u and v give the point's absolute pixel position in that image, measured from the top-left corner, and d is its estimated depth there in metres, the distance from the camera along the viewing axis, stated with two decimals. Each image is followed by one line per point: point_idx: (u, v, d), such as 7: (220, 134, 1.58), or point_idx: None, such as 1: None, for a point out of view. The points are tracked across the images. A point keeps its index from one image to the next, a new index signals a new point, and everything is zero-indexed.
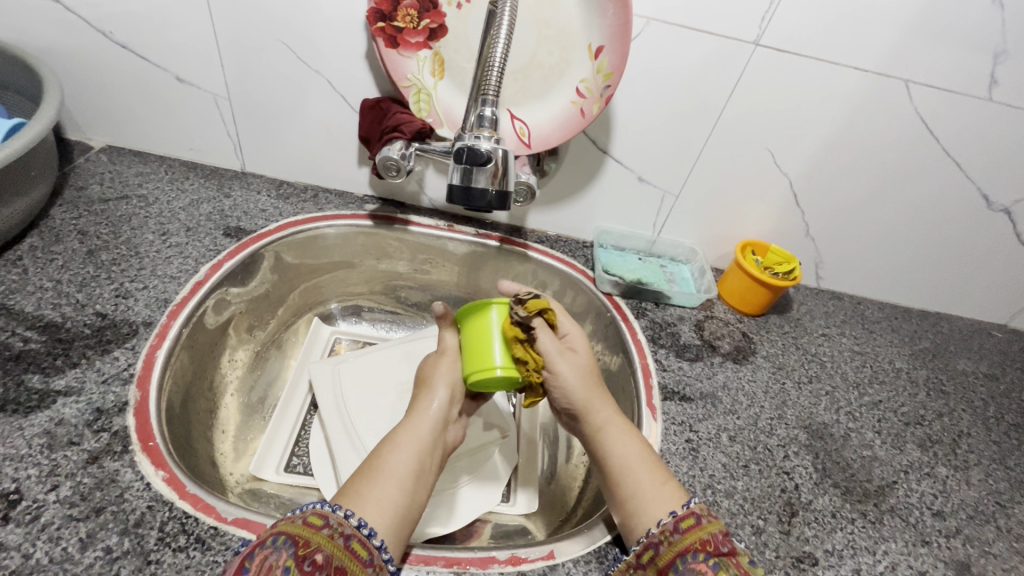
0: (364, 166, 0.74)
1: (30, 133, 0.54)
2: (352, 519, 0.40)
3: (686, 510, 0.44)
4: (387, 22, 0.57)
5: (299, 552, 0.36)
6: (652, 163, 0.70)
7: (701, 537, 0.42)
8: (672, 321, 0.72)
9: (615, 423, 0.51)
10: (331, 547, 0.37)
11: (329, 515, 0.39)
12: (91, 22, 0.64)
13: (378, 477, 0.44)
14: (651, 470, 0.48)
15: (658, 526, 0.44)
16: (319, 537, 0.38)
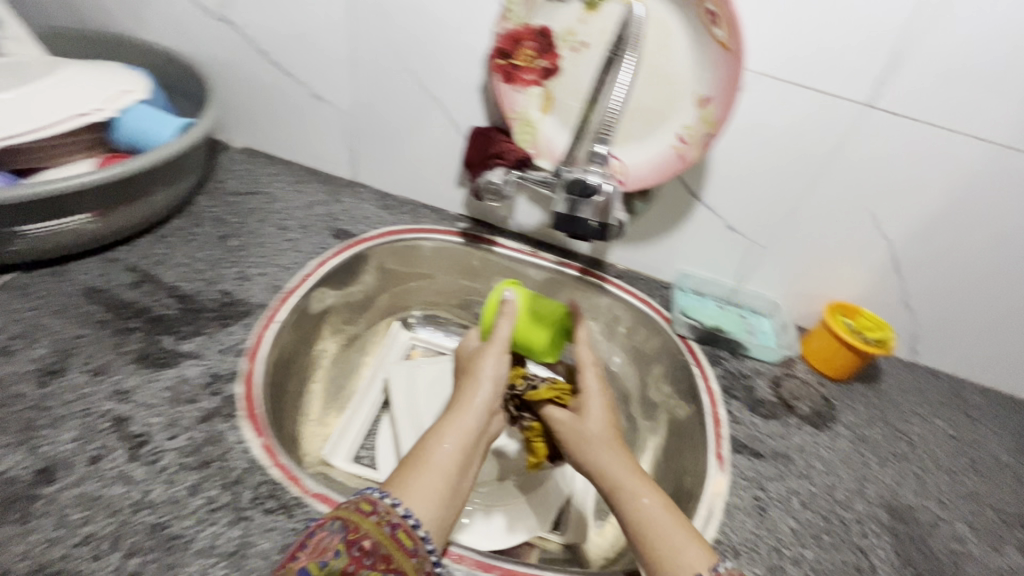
0: (462, 187, 0.80)
1: (199, 130, 0.62)
2: (399, 509, 0.42)
3: (711, 569, 0.42)
4: (507, 60, 0.62)
5: (349, 536, 0.39)
6: (744, 212, 0.70)
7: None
8: (748, 373, 0.70)
9: (630, 478, 0.50)
10: (378, 535, 0.40)
11: (377, 503, 0.42)
12: (254, 42, 0.74)
13: (424, 467, 0.46)
14: (673, 525, 0.46)
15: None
16: (368, 523, 0.40)
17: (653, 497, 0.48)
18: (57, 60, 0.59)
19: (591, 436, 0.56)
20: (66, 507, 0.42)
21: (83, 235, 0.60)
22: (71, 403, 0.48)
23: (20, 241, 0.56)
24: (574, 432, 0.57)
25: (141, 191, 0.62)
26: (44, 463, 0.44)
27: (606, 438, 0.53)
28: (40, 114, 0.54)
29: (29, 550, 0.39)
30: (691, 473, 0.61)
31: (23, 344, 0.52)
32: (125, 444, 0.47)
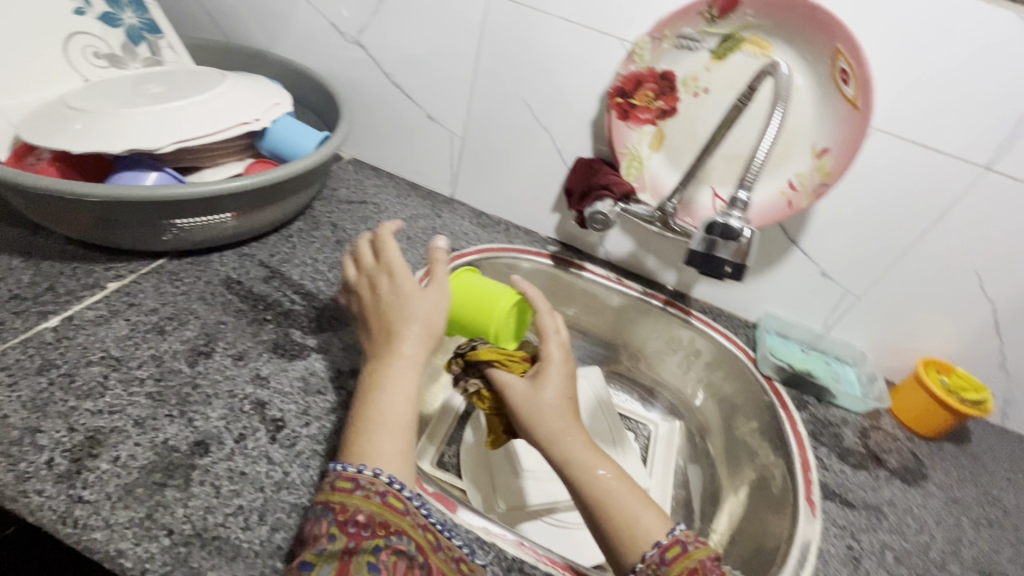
0: (557, 213, 0.83)
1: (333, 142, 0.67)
2: (382, 477, 0.43)
3: (670, 539, 0.45)
4: (626, 98, 0.65)
5: (339, 517, 0.41)
6: (841, 260, 0.71)
7: (687, 565, 0.43)
8: (835, 421, 0.70)
9: (582, 451, 0.51)
10: (369, 506, 0.42)
11: (357, 477, 0.43)
12: (381, 64, 0.80)
13: (382, 425, 0.47)
14: (632, 495, 0.48)
15: (643, 560, 0.44)
16: (354, 498, 0.42)
17: (607, 470, 0.50)
18: (224, 75, 0.67)
19: (555, 404, 0.53)
20: (219, 478, 0.46)
21: (226, 231, 0.65)
22: (218, 383, 0.53)
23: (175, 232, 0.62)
24: (526, 400, 0.53)
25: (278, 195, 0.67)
26: (198, 436, 0.48)
27: (563, 416, 0.53)
28: (212, 119, 0.60)
29: (189, 514, 0.43)
30: (779, 518, 0.61)
31: (175, 325, 0.57)
32: (265, 427, 0.51)
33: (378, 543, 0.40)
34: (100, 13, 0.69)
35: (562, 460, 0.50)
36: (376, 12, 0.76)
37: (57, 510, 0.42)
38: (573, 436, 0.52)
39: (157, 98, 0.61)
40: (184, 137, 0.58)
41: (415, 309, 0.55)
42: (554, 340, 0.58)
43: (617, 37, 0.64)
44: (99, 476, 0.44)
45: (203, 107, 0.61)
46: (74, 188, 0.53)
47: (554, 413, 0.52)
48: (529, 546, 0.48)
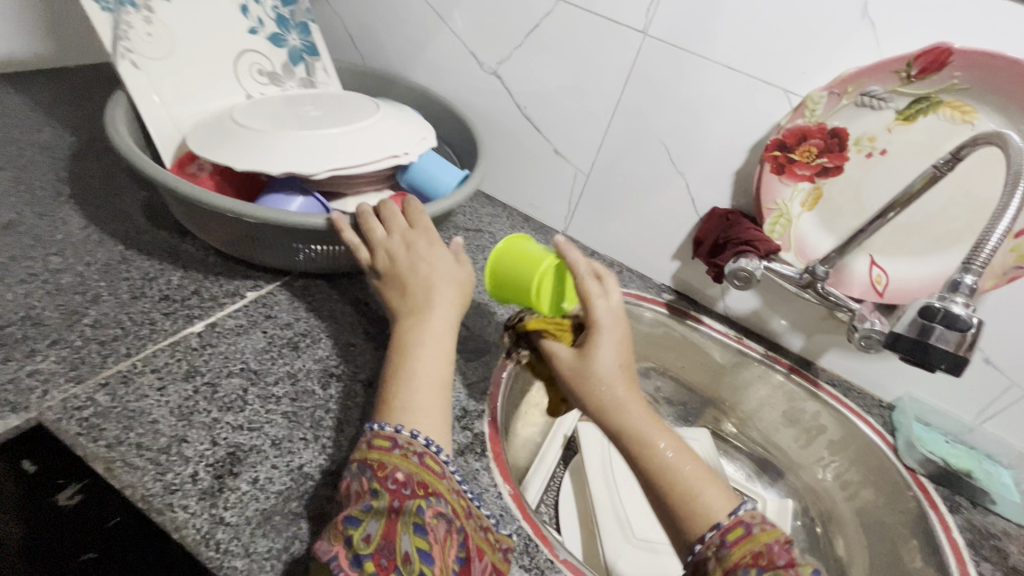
0: (678, 260, 0.79)
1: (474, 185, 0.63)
2: (419, 439, 0.41)
3: (733, 520, 0.41)
4: (784, 152, 0.62)
5: (379, 473, 0.39)
6: (1013, 349, 0.63)
7: (751, 550, 0.39)
8: (996, 532, 0.61)
9: (640, 421, 0.47)
10: (408, 466, 0.40)
11: (394, 436, 0.41)
12: (514, 96, 0.80)
13: (414, 381, 0.45)
14: (693, 467, 0.45)
15: (703, 541, 0.41)
16: (393, 456, 0.40)
17: (666, 440, 0.46)
18: (376, 105, 0.67)
19: (608, 371, 0.48)
20: None
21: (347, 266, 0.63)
22: (350, 409, 0.52)
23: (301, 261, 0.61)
24: (575, 367, 0.49)
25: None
26: (331, 466, 0.47)
27: (620, 384, 0.48)
28: (364, 147, 0.60)
29: None
30: None
31: (308, 342, 0.57)
32: None
33: (421, 504, 0.38)
34: (270, 34, 0.72)
35: (617, 431, 0.47)
36: (520, 46, 0.76)
37: (201, 529, 0.41)
38: (626, 404, 0.47)
39: (316, 122, 0.61)
40: (340, 164, 0.57)
41: (428, 265, 0.52)
42: (603, 300, 0.49)
43: (784, 89, 0.61)
44: (239, 497, 0.43)
45: (358, 135, 0.60)
46: (233, 206, 0.52)
47: (605, 379, 0.48)
48: None
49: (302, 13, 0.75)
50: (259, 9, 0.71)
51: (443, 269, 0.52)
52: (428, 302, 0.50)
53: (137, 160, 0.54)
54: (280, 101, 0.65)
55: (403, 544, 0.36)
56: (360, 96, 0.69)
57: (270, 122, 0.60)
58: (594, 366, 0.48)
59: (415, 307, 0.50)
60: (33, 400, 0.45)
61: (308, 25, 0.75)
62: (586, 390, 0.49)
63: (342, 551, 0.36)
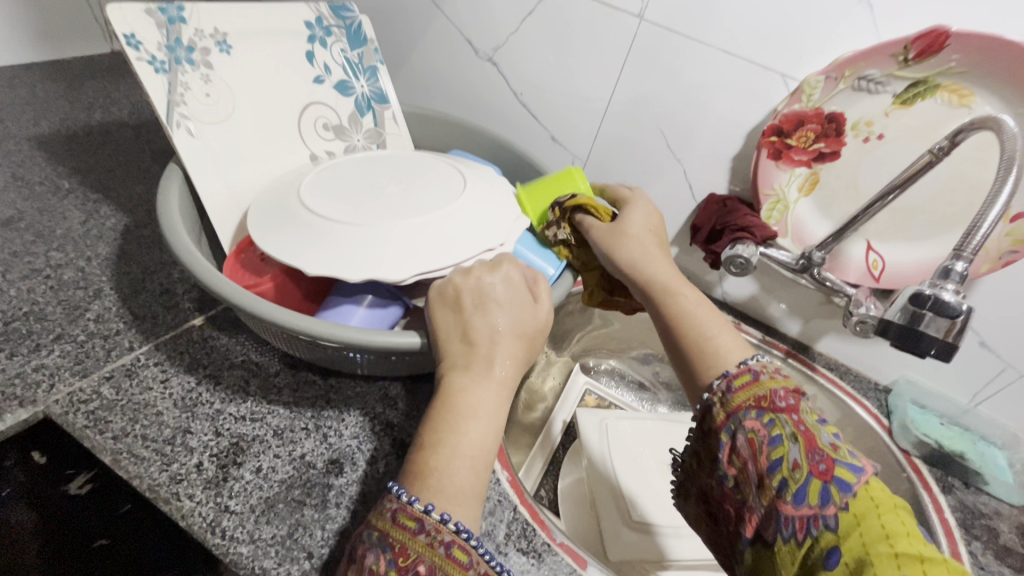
0: (676, 246, 0.79)
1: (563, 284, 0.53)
2: (449, 525, 0.35)
3: (742, 368, 0.44)
4: (781, 138, 0.61)
5: (400, 562, 0.34)
6: (1008, 333, 0.63)
7: (755, 395, 0.41)
8: (987, 511, 0.62)
9: (664, 277, 0.50)
10: (432, 556, 0.34)
11: (422, 518, 0.35)
12: (511, 84, 0.80)
13: (451, 453, 0.38)
14: (711, 320, 0.48)
15: (711, 389, 0.44)
16: (417, 544, 0.35)
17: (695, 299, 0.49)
18: (463, 176, 0.57)
19: (639, 235, 0.52)
20: (354, 501, 0.45)
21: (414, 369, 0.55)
22: (351, 399, 0.53)
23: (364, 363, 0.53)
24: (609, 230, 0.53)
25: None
26: (333, 454, 0.48)
27: (647, 245, 0.52)
28: (455, 242, 0.49)
29: (328, 538, 0.43)
30: None
31: None
32: (396, 451, 0.50)
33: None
34: (337, 81, 0.67)
35: (647, 282, 0.50)
36: (515, 32, 0.75)
37: (207, 517, 0.42)
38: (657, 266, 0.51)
39: (400, 208, 0.52)
40: (423, 267, 0.47)
41: (500, 311, 0.45)
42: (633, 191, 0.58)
43: (781, 73, 0.60)
44: (243, 485, 0.44)
45: (446, 225, 0.50)
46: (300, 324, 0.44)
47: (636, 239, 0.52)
48: None
49: (371, 54, 0.70)
50: (326, 54, 0.67)
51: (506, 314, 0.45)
52: (490, 357, 0.42)
53: (175, 244, 0.47)
54: (359, 175, 0.57)
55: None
56: (441, 164, 0.60)
57: (346, 209, 0.51)
58: (628, 228, 0.52)
59: (475, 359, 0.42)
60: (39, 395, 0.46)
61: (377, 68, 0.71)
62: (615, 249, 0.52)
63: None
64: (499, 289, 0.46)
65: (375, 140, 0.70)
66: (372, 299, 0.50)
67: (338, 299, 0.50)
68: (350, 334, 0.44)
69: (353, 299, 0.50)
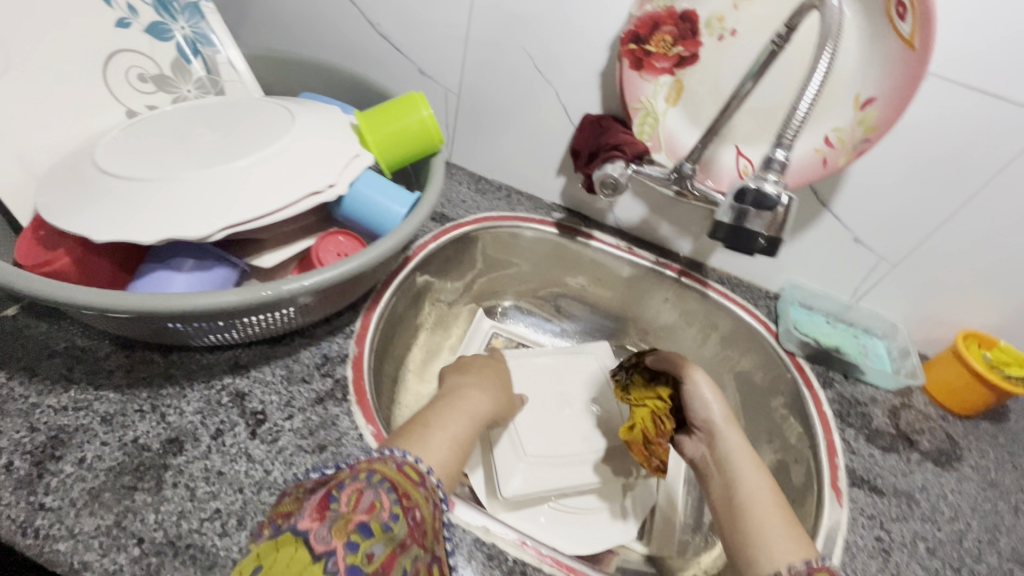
0: (563, 176, 0.76)
1: (416, 219, 0.50)
2: (440, 491, 0.41)
3: (819, 563, 0.39)
4: (639, 45, 0.58)
5: (403, 501, 0.37)
6: (877, 226, 0.64)
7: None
8: (863, 400, 0.65)
9: (747, 457, 0.50)
10: (424, 511, 0.38)
11: (425, 476, 0.41)
12: (365, 14, 0.72)
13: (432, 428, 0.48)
14: (778, 508, 0.46)
15: (788, 569, 0.39)
16: (417, 495, 0.39)
17: (746, 448, 0.51)
18: (293, 113, 0.52)
19: (721, 403, 0.55)
20: (195, 480, 0.42)
21: (264, 333, 0.51)
22: (194, 373, 0.49)
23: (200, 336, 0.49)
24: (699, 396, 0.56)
25: (351, 284, 0.52)
26: (171, 433, 0.44)
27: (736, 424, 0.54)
28: (274, 189, 0.45)
29: (162, 521, 0.40)
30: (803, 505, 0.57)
31: None
32: (244, 420, 0.47)
33: (419, 555, 0.35)
34: (147, 24, 0.59)
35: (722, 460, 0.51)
36: None
37: (17, 519, 0.38)
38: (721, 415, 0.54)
39: (210, 156, 0.47)
40: (232, 220, 0.42)
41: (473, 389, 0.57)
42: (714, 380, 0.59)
43: None
44: (62, 480, 0.40)
45: (265, 172, 0.46)
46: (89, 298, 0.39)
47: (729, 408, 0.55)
48: (532, 546, 0.45)
49: None
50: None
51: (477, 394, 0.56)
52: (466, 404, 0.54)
53: None
54: (170, 126, 0.51)
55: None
56: (273, 105, 0.54)
57: (145, 162, 0.45)
58: (716, 386, 0.57)
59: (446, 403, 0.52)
60: None
61: (199, 6, 0.62)
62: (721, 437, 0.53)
63: (340, 548, 0.33)
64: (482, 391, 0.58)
65: (209, 89, 0.62)
66: (193, 263, 0.45)
67: (152, 267, 0.45)
68: (152, 303, 0.40)
69: (170, 265, 0.45)
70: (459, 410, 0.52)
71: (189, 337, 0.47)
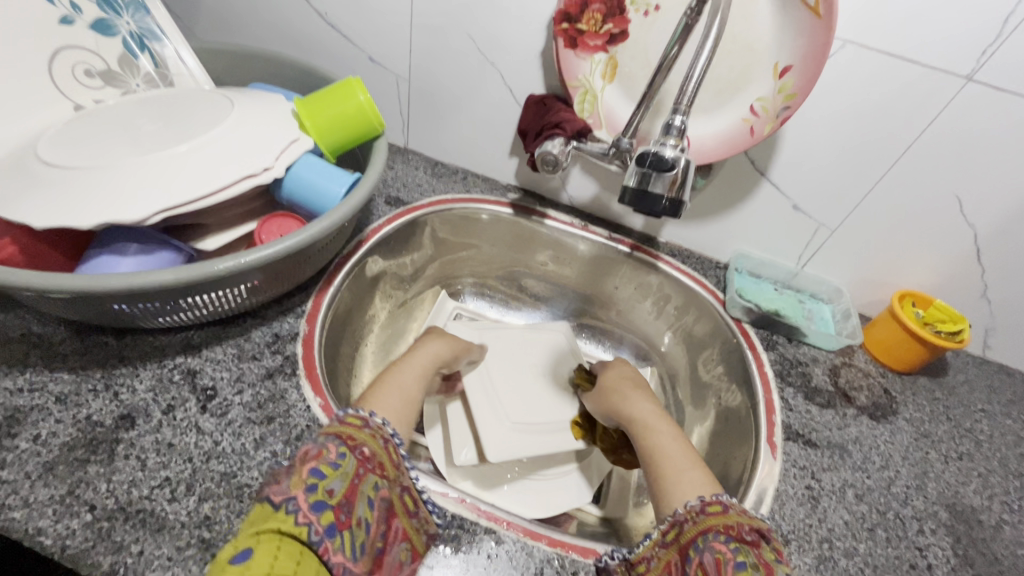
0: (514, 157, 0.78)
1: (359, 195, 0.53)
2: (388, 428, 0.41)
3: (714, 497, 0.41)
4: (571, 24, 0.59)
5: (349, 442, 0.38)
6: (812, 193, 0.66)
7: (723, 522, 0.39)
8: (804, 360, 0.68)
9: (659, 427, 0.51)
10: (375, 446, 0.39)
11: (367, 418, 0.41)
12: (313, 4, 0.73)
13: (390, 387, 0.49)
14: (690, 461, 0.47)
15: (686, 506, 0.41)
16: (363, 434, 0.39)
17: (653, 413, 0.54)
18: (232, 103, 0.54)
19: (640, 403, 0.56)
20: (145, 451, 0.45)
21: (214, 316, 0.53)
22: (147, 354, 0.51)
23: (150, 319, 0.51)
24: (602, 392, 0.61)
25: (295, 265, 0.54)
26: (123, 410, 0.47)
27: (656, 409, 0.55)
28: (212, 172, 0.47)
29: (113, 489, 0.42)
30: (741, 458, 0.60)
31: None
32: (195, 396, 0.49)
33: (378, 482, 0.38)
34: (91, 21, 0.60)
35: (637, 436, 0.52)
36: None
37: None
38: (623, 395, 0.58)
39: (150, 145, 0.49)
40: (168, 203, 0.45)
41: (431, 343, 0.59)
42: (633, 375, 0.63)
43: None
44: (18, 455, 0.43)
45: (203, 157, 0.48)
46: (28, 280, 0.41)
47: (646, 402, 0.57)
48: (470, 503, 0.49)
49: None
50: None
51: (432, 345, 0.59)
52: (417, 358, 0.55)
53: None
54: (113, 118, 0.53)
55: (357, 510, 0.35)
56: (214, 97, 0.57)
57: (87, 152, 0.48)
58: (613, 387, 0.60)
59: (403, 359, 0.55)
60: None
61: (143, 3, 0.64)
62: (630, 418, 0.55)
63: (300, 495, 0.33)
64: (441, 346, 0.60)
65: (158, 83, 0.64)
66: (137, 247, 0.47)
67: (96, 251, 0.47)
68: (92, 283, 0.42)
69: (113, 249, 0.47)
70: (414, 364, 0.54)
71: (137, 320, 0.49)
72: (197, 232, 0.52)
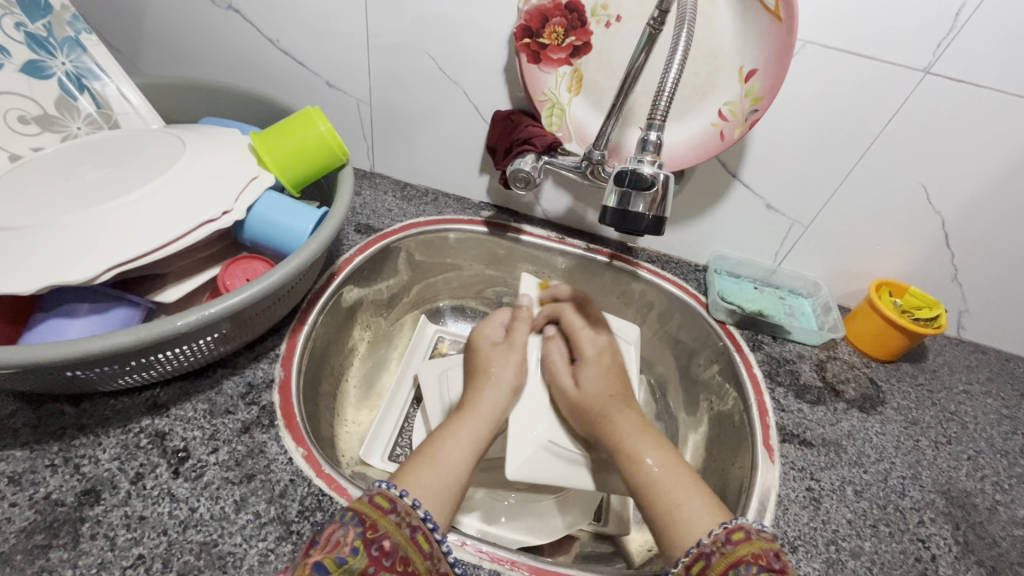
0: (485, 174, 0.76)
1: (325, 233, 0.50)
2: (419, 510, 0.39)
3: (736, 523, 0.41)
4: (533, 38, 0.58)
5: (367, 534, 0.36)
6: (783, 190, 0.66)
7: (752, 551, 0.39)
8: (791, 357, 0.68)
9: (633, 437, 0.50)
10: (398, 536, 0.37)
11: (396, 500, 0.39)
12: (262, 31, 0.70)
13: (432, 464, 0.45)
14: (678, 479, 0.46)
15: (709, 536, 0.41)
16: (388, 522, 0.37)
17: (635, 433, 0.50)
18: (183, 143, 0.51)
19: (626, 420, 0.52)
20: (114, 528, 0.41)
21: (181, 370, 0.50)
22: (108, 419, 0.47)
23: (107, 383, 0.47)
24: (568, 396, 0.55)
25: (265, 309, 0.51)
26: (86, 484, 0.43)
27: (610, 405, 0.53)
28: (166, 220, 0.44)
29: None
30: (739, 465, 0.59)
31: None
32: (166, 460, 0.46)
33: None
34: (20, 62, 0.56)
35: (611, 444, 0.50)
36: None
37: None
38: (596, 395, 0.54)
39: (95, 195, 0.45)
40: (119, 259, 0.41)
41: (499, 361, 0.57)
42: (585, 340, 0.60)
43: None
44: None
45: (156, 204, 0.45)
46: None
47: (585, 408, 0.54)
48: (471, 545, 0.46)
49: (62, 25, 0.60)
50: None
51: (503, 355, 0.58)
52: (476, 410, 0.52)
53: None
54: (53, 167, 0.49)
55: None
56: (163, 136, 0.53)
57: (25, 208, 0.44)
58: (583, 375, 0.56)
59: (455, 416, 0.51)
60: None
61: (78, 40, 0.60)
62: (585, 418, 0.53)
63: None
64: (507, 369, 0.57)
65: (101, 124, 0.60)
66: (89, 306, 0.44)
67: (43, 316, 0.43)
68: (37, 354, 0.38)
69: (63, 312, 0.43)
70: (479, 412, 0.52)
71: (95, 384, 0.46)
72: (156, 282, 0.49)
